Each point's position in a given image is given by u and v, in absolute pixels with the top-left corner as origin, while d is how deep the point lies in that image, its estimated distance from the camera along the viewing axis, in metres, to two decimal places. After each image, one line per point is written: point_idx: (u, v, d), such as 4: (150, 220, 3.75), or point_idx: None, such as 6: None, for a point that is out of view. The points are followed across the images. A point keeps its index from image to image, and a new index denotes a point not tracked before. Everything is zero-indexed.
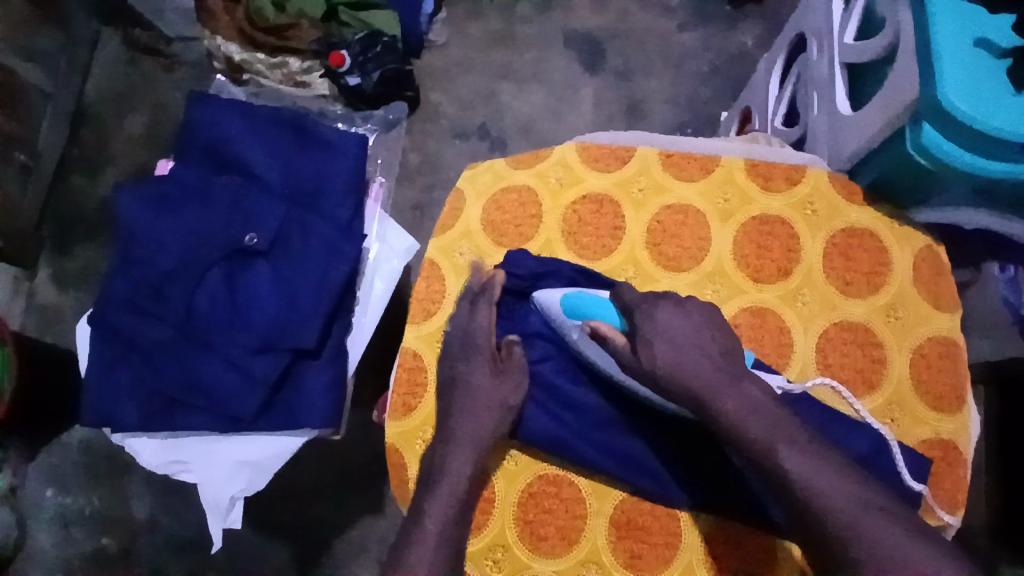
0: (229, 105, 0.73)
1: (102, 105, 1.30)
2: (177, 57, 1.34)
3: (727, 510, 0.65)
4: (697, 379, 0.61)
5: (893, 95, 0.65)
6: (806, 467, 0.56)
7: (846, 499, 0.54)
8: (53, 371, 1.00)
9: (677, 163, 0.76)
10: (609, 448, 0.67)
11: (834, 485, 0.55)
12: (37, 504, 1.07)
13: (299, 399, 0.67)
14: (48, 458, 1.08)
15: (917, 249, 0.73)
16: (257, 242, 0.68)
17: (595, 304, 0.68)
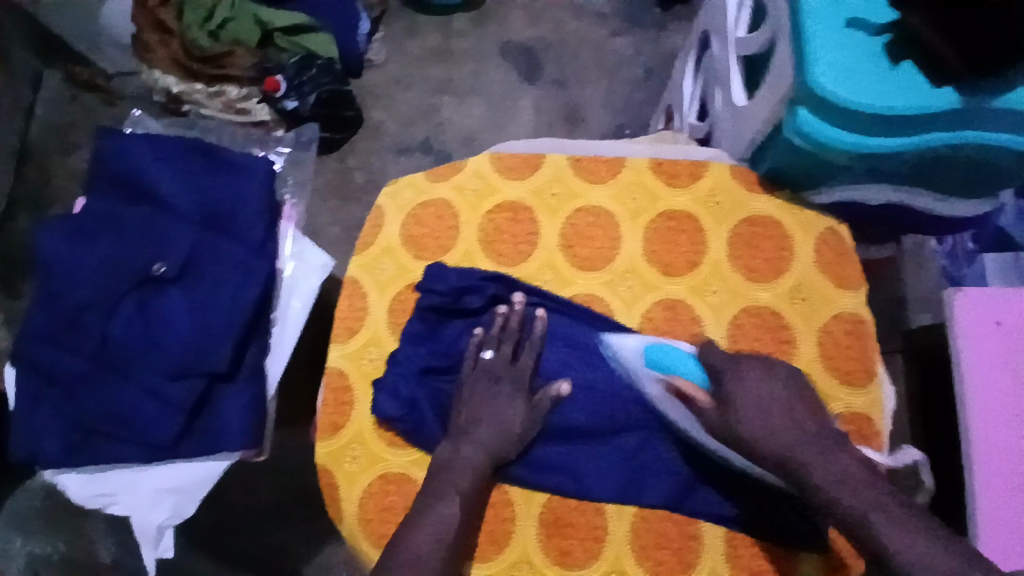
0: (138, 138, 0.75)
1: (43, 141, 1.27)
2: (117, 91, 1.36)
3: (770, 532, 0.66)
4: (756, 424, 0.60)
5: (778, 85, 0.69)
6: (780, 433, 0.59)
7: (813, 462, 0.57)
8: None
9: (587, 167, 0.79)
10: (535, 461, 0.70)
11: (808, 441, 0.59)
12: None
13: (220, 421, 0.68)
14: None
15: (819, 234, 0.76)
16: (165, 270, 0.69)
17: (674, 357, 0.68)
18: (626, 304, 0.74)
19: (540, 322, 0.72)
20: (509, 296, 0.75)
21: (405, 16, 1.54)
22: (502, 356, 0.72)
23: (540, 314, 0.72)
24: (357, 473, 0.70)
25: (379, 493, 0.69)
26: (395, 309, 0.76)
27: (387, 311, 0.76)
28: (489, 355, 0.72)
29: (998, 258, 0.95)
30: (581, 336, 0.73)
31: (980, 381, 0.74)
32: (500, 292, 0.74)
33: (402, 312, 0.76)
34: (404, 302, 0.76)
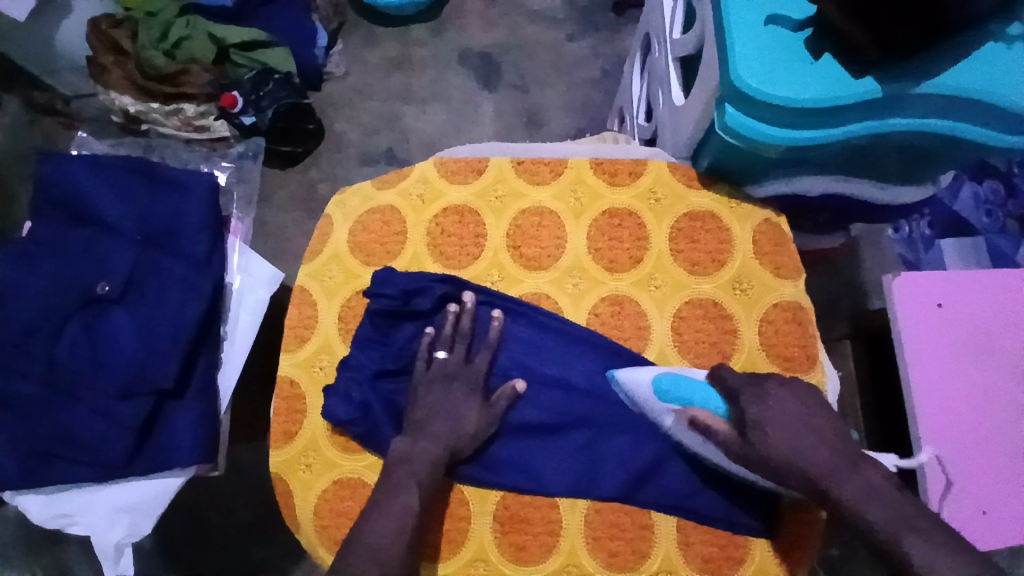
0: (80, 160, 0.74)
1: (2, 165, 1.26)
2: (77, 114, 1.36)
3: (759, 529, 0.69)
4: (786, 442, 0.59)
5: (707, 85, 0.72)
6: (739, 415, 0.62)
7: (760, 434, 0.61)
8: None
9: (529, 168, 0.80)
10: (491, 463, 0.71)
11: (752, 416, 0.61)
12: None
13: (171, 437, 0.68)
14: None
15: (756, 224, 0.78)
16: (109, 289, 0.70)
17: (688, 387, 0.66)
18: (573, 300, 0.76)
19: (497, 323, 0.73)
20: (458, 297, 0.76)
21: (363, 26, 1.55)
22: (455, 357, 0.73)
23: (496, 315, 0.74)
24: (312, 480, 0.71)
25: (333, 498, 0.70)
26: (346, 315, 0.77)
27: (337, 318, 0.77)
28: (443, 356, 0.73)
29: (956, 243, 1.06)
30: (528, 335, 0.75)
31: (931, 384, 0.81)
32: (452, 292, 0.76)
33: (353, 317, 0.77)
34: (354, 307, 0.77)
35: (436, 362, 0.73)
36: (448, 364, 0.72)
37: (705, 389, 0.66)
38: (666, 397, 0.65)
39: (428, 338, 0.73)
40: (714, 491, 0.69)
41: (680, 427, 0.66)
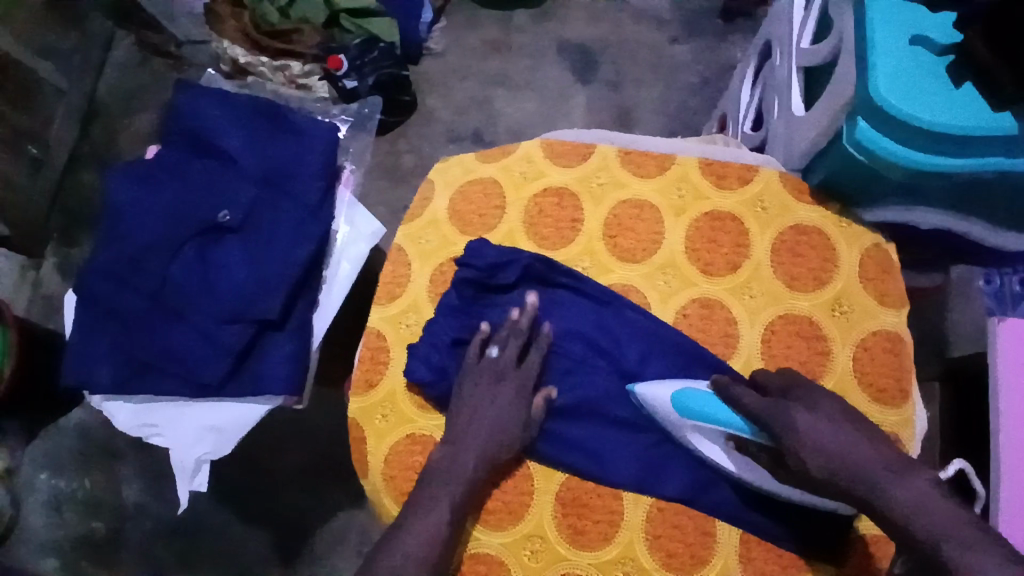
0: (212, 95, 0.78)
1: (111, 103, 1.45)
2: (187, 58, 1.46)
3: (823, 552, 0.67)
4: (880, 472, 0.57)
5: (836, 97, 0.71)
6: (813, 430, 0.61)
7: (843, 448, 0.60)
8: (40, 354, 1.18)
9: (635, 160, 0.79)
10: (560, 446, 0.71)
11: (822, 435, 0.61)
12: (31, 485, 1.25)
13: (264, 366, 0.71)
14: (46, 441, 1.27)
15: (864, 248, 0.76)
16: (230, 218, 0.73)
17: (704, 404, 0.65)
18: (662, 297, 0.75)
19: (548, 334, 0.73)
20: (548, 278, 0.76)
21: (467, 7, 1.57)
22: (507, 356, 0.72)
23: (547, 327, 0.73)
24: (386, 431, 0.74)
25: (404, 451, 0.73)
26: (436, 279, 0.78)
27: (428, 281, 0.78)
28: (496, 352, 0.73)
29: None
30: (614, 326, 0.73)
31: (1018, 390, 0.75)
32: (542, 270, 0.75)
33: (442, 283, 0.78)
34: (444, 273, 0.78)
35: (486, 359, 0.73)
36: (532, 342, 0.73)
37: (714, 402, 0.65)
38: (687, 413, 0.66)
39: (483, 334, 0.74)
40: (774, 511, 0.68)
41: (704, 438, 0.67)
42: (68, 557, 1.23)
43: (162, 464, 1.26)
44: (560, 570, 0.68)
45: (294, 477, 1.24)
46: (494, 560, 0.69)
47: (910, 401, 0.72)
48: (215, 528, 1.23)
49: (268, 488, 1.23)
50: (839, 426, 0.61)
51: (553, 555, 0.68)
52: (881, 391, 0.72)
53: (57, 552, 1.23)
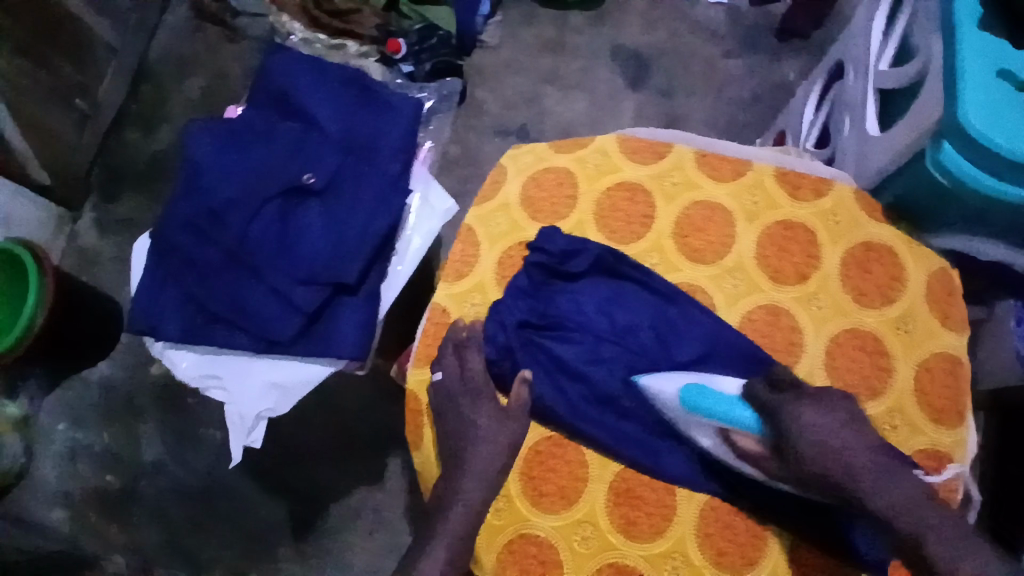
0: (303, 62, 0.80)
1: (162, 68, 1.46)
2: (241, 30, 1.47)
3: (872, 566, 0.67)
4: None
5: (919, 118, 0.71)
6: (830, 435, 0.64)
7: (854, 452, 0.63)
8: (80, 304, 1.21)
9: (711, 163, 0.80)
10: (615, 436, 0.71)
11: (839, 437, 0.64)
12: (48, 434, 1.27)
13: (335, 330, 0.72)
14: (65, 393, 1.28)
15: (932, 269, 0.76)
16: (314, 181, 0.75)
17: (716, 402, 0.67)
18: (729, 299, 0.75)
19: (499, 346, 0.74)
20: (619, 272, 0.77)
21: (523, 3, 1.55)
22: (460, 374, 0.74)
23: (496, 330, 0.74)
24: None
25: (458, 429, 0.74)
26: (504, 262, 0.79)
27: (496, 262, 0.79)
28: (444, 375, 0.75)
29: None
30: (680, 323, 0.74)
31: None
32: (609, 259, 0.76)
33: (510, 266, 0.79)
34: (513, 257, 0.79)
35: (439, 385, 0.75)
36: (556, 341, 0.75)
37: (735, 403, 0.67)
38: (701, 412, 0.67)
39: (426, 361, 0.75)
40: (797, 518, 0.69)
41: (705, 435, 0.69)
42: (80, 509, 1.24)
43: (184, 426, 1.27)
44: (609, 559, 0.68)
45: (316, 451, 1.24)
46: (544, 542, 0.69)
47: (967, 422, 0.72)
48: (231, 494, 1.23)
49: (291, 457, 1.24)
50: (852, 430, 0.64)
51: (603, 544, 0.69)
52: (937, 411, 0.72)
53: (68, 503, 1.24)
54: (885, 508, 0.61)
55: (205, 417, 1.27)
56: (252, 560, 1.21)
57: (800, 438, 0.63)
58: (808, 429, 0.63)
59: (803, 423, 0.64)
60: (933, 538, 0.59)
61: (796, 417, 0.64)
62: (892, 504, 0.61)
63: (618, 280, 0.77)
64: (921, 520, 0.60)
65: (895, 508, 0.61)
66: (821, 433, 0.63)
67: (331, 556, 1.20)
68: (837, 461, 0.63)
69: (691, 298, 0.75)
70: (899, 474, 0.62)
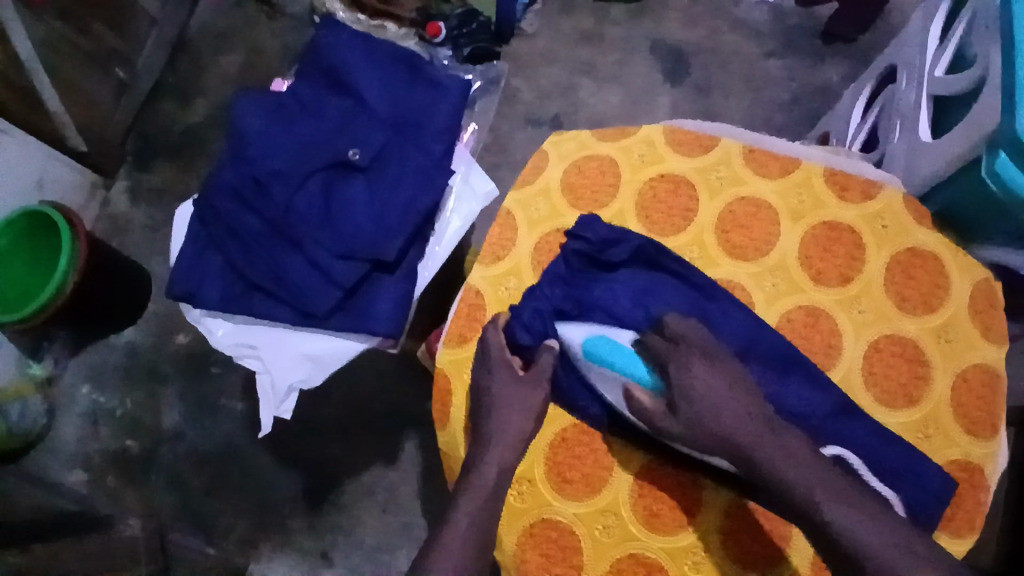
0: (350, 37, 0.80)
1: (202, 40, 1.47)
2: (280, 6, 1.47)
3: None
4: None
5: (978, 125, 0.68)
6: (714, 389, 0.67)
7: (734, 406, 0.67)
8: (110, 273, 1.21)
9: (758, 159, 0.79)
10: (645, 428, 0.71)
11: (722, 392, 0.67)
12: (72, 395, 1.29)
13: (370, 305, 0.72)
14: (91, 356, 1.30)
15: (977, 280, 0.74)
16: (359, 156, 0.74)
17: (618, 352, 0.69)
18: (768, 298, 0.74)
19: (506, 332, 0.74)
20: (656, 265, 0.76)
21: None
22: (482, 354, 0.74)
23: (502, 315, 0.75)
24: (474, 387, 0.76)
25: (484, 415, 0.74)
26: (542, 248, 0.78)
27: (533, 247, 0.79)
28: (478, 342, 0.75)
29: None
30: (717, 320, 0.73)
31: None
32: (647, 252, 0.75)
33: (548, 252, 0.78)
34: (550, 243, 0.79)
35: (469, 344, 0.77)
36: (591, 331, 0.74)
37: (631, 354, 0.70)
38: (598, 358, 0.69)
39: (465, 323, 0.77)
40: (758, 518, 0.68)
41: (604, 384, 0.70)
42: (98, 470, 1.26)
43: (204, 395, 1.29)
44: (629, 550, 0.68)
45: (333, 427, 1.25)
46: (565, 528, 0.69)
47: (1001, 436, 0.71)
48: (247, 465, 1.25)
49: (307, 431, 1.25)
50: (733, 387, 0.68)
51: (625, 534, 0.69)
52: (971, 422, 0.71)
53: (87, 464, 1.26)
54: (771, 461, 0.64)
55: (226, 387, 1.29)
56: (264, 531, 1.22)
57: (688, 390, 0.67)
58: (696, 382, 0.67)
59: (692, 375, 0.67)
60: (823, 496, 0.61)
61: (686, 370, 0.67)
62: (774, 456, 0.64)
63: (657, 272, 0.76)
64: (811, 479, 0.62)
65: (782, 461, 0.63)
66: (705, 386, 0.67)
67: (342, 532, 1.21)
68: (720, 415, 0.66)
69: (728, 297, 0.74)
70: (779, 431, 0.66)
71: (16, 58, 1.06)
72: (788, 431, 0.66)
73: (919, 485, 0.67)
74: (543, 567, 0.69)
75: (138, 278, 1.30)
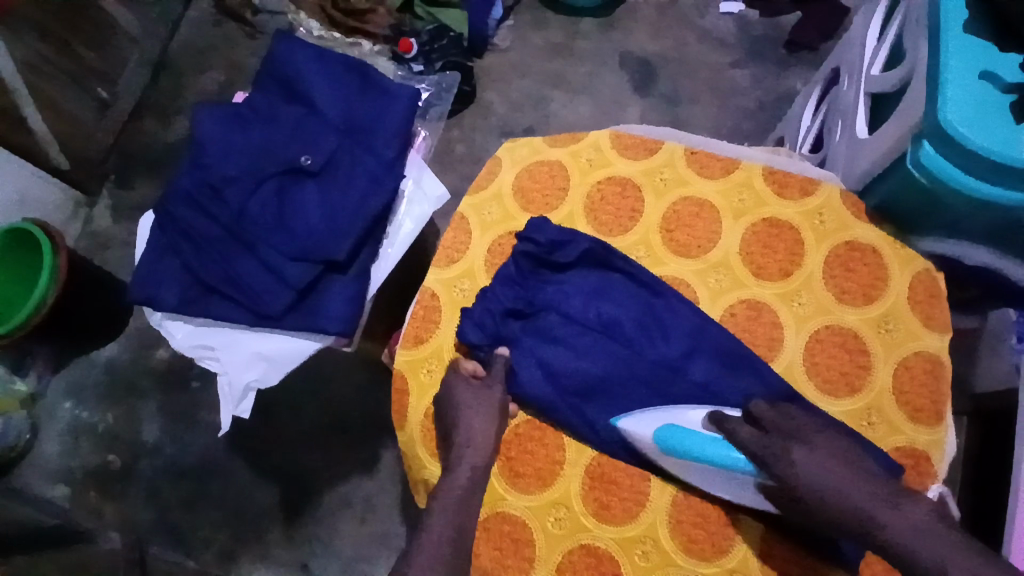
0: (308, 50, 0.83)
1: (182, 59, 1.50)
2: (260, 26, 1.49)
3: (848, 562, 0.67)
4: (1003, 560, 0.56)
5: (904, 119, 0.72)
6: (827, 471, 0.64)
7: (856, 483, 0.63)
8: (90, 289, 1.22)
9: (701, 160, 0.82)
10: (592, 422, 0.73)
11: (835, 474, 0.64)
12: (54, 411, 1.30)
13: (324, 304, 0.75)
14: (72, 372, 1.32)
15: (916, 272, 0.77)
16: (311, 162, 0.78)
17: (700, 445, 0.67)
18: (712, 294, 0.77)
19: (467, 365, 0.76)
20: (604, 263, 0.78)
21: (535, 7, 1.58)
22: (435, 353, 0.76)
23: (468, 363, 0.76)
24: (429, 385, 0.78)
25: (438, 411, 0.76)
26: (494, 250, 0.81)
27: (486, 250, 0.81)
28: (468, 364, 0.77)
29: None
30: (664, 316, 0.75)
31: None
32: (593, 251, 0.78)
33: (499, 254, 0.81)
34: (502, 245, 0.81)
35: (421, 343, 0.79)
36: (541, 327, 0.77)
37: (709, 443, 0.67)
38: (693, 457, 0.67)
39: (422, 328, 0.79)
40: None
41: (691, 471, 0.69)
42: (79, 486, 1.26)
43: (184, 407, 1.30)
44: (580, 541, 0.70)
45: (310, 436, 1.26)
46: (518, 521, 0.71)
47: (946, 422, 0.72)
48: (226, 477, 1.26)
49: (284, 441, 1.26)
50: (850, 463, 0.65)
51: (576, 526, 0.70)
52: (917, 409, 0.73)
53: (69, 481, 1.26)
54: (894, 535, 0.60)
55: (204, 400, 1.30)
56: (243, 543, 1.23)
57: (793, 476, 0.64)
58: (799, 467, 0.64)
59: (794, 462, 0.64)
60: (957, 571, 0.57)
61: (788, 456, 0.65)
62: (907, 534, 0.60)
63: (607, 271, 0.78)
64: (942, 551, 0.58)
65: (906, 535, 0.60)
66: (815, 470, 0.64)
67: (320, 542, 1.22)
68: (836, 497, 0.63)
69: (672, 294, 0.76)
70: (901, 502, 0.62)
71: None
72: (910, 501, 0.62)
73: None
74: (496, 561, 0.70)
75: (117, 291, 1.31)
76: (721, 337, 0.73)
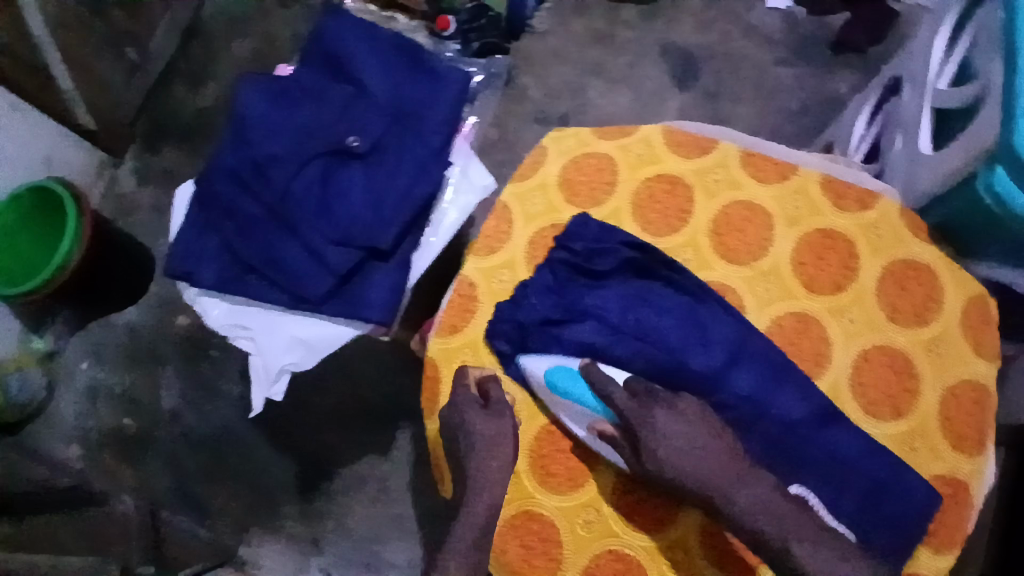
0: (355, 28, 0.81)
1: (215, 26, 1.48)
2: None
3: None
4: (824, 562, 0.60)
5: (977, 138, 0.68)
6: (687, 443, 0.64)
7: (712, 455, 0.64)
8: (109, 253, 1.21)
9: (756, 163, 0.80)
10: None
11: (696, 444, 0.64)
12: (71, 371, 1.30)
13: (365, 291, 0.74)
14: (91, 333, 1.32)
15: (970, 295, 0.74)
16: (358, 144, 0.76)
17: (567, 381, 0.69)
18: (759, 302, 0.75)
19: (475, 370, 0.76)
20: (649, 265, 0.76)
21: None
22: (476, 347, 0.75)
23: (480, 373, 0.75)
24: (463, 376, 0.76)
25: None
26: (537, 242, 0.79)
27: (527, 242, 0.79)
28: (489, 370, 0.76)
29: None
30: (707, 322, 0.72)
31: None
32: (639, 254, 0.76)
33: (542, 247, 0.79)
34: (545, 238, 0.79)
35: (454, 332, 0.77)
36: None
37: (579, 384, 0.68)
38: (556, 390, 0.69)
39: (456, 317, 0.78)
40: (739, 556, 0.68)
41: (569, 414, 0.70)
42: (94, 448, 1.26)
43: (203, 377, 1.29)
44: (609, 545, 0.69)
45: (327, 415, 1.26)
46: (547, 521, 0.70)
47: (989, 453, 0.71)
48: (241, 449, 1.25)
49: (303, 418, 1.26)
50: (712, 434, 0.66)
51: (606, 530, 0.69)
52: (960, 436, 0.71)
53: (83, 441, 1.26)
54: (744, 510, 0.62)
55: (225, 371, 1.30)
56: (256, 515, 1.23)
57: (659, 445, 0.64)
58: (663, 436, 0.64)
59: (659, 431, 0.65)
60: (797, 548, 0.61)
61: (653, 425, 0.65)
62: (748, 508, 0.62)
63: (653, 275, 0.76)
64: (776, 525, 0.61)
65: (753, 511, 0.62)
66: (677, 439, 0.64)
67: (333, 520, 1.22)
68: (693, 469, 0.64)
69: (713, 298, 0.74)
70: (748, 476, 0.64)
71: (28, 36, 1.06)
72: (760, 477, 0.64)
73: (907, 499, 0.67)
74: (523, 558, 0.69)
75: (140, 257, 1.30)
76: (768, 351, 0.71)
